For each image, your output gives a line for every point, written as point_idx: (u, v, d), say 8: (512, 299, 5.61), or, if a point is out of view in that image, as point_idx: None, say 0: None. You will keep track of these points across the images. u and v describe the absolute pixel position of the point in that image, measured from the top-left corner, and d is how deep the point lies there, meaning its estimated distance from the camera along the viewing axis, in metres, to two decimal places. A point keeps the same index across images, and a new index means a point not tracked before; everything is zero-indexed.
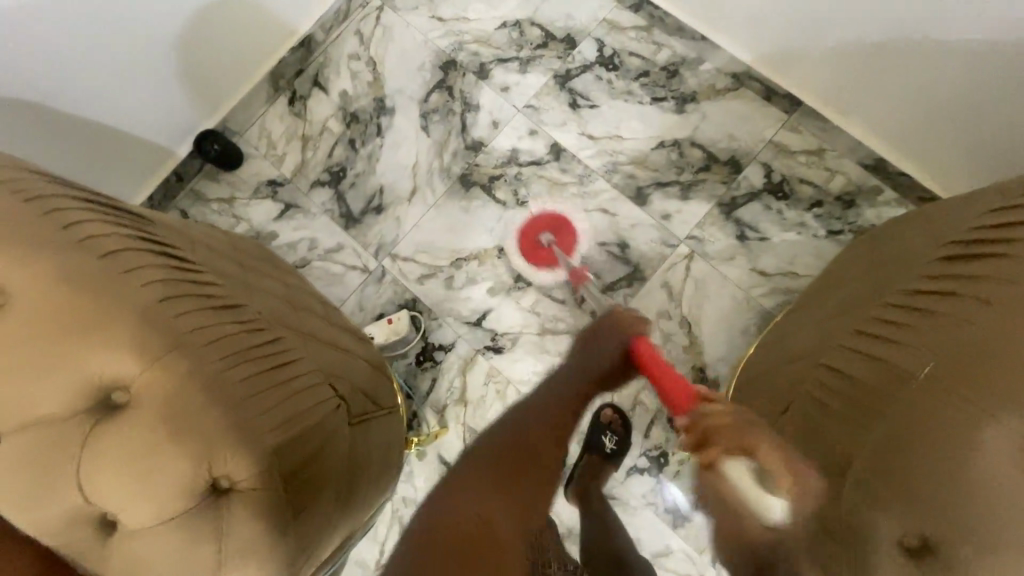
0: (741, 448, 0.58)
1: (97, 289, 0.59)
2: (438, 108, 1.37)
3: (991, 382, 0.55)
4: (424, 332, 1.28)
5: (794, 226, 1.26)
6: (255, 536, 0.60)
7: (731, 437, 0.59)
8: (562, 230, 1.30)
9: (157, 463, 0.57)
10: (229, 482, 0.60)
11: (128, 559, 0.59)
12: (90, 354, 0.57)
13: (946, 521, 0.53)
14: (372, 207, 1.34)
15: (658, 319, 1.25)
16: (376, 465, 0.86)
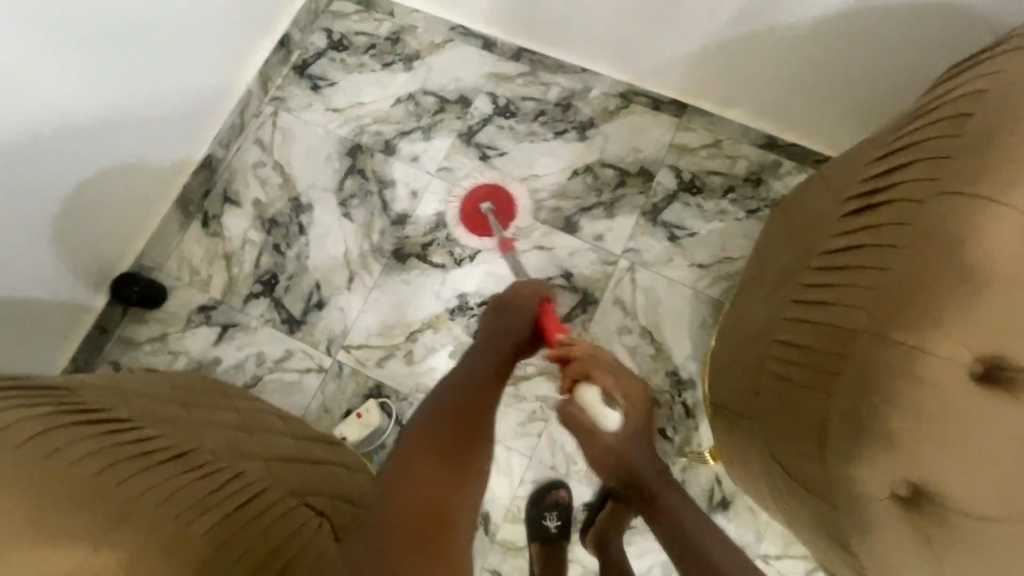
0: (584, 375, 0.74)
1: (23, 481, 0.54)
2: (355, 192, 1.38)
3: (919, 311, 0.52)
4: (398, 415, 1.24)
5: (716, 215, 1.32)
6: None
7: (577, 368, 0.75)
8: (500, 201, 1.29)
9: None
10: None
11: None
12: (29, 557, 0.51)
13: (930, 465, 0.50)
14: (313, 304, 1.31)
15: (620, 336, 1.26)
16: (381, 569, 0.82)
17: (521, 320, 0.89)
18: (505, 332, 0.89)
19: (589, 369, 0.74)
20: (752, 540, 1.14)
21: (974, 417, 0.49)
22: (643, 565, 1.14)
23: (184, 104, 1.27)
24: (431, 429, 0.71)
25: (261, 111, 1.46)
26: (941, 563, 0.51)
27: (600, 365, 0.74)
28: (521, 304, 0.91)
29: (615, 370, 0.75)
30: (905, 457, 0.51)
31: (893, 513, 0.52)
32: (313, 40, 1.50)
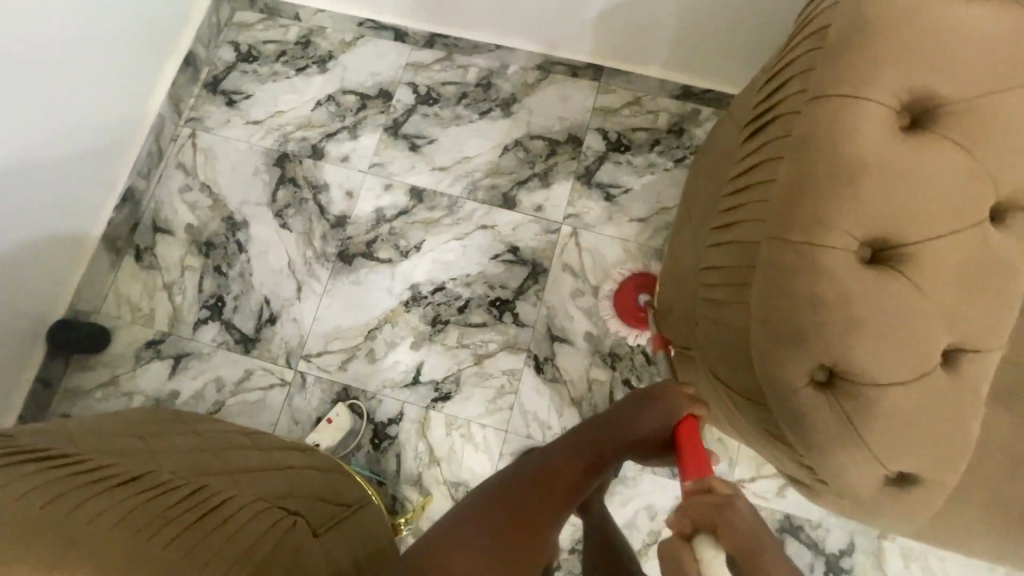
0: (709, 521, 0.62)
1: None
2: (289, 202, 1.36)
3: (806, 211, 0.55)
4: (369, 413, 1.24)
5: (646, 169, 1.37)
6: None
7: (700, 512, 0.63)
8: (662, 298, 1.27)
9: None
10: None
11: None
12: None
13: (837, 348, 0.53)
14: (265, 320, 1.29)
15: (575, 299, 1.29)
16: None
17: (651, 421, 0.82)
18: (630, 423, 0.82)
19: (713, 521, 0.61)
20: (725, 468, 1.20)
21: (865, 297, 0.52)
22: (629, 511, 1.18)
23: (94, 140, 1.21)
24: (501, 511, 0.75)
25: (178, 135, 1.42)
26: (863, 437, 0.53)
27: (736, 521, 0.60)
28: (660, 406, 0.82)
29: (750, 537, 0.59)
30: (813, 345, 0.53)
31: (816, 401, 0.54)
32: (220, 54, 1.46)
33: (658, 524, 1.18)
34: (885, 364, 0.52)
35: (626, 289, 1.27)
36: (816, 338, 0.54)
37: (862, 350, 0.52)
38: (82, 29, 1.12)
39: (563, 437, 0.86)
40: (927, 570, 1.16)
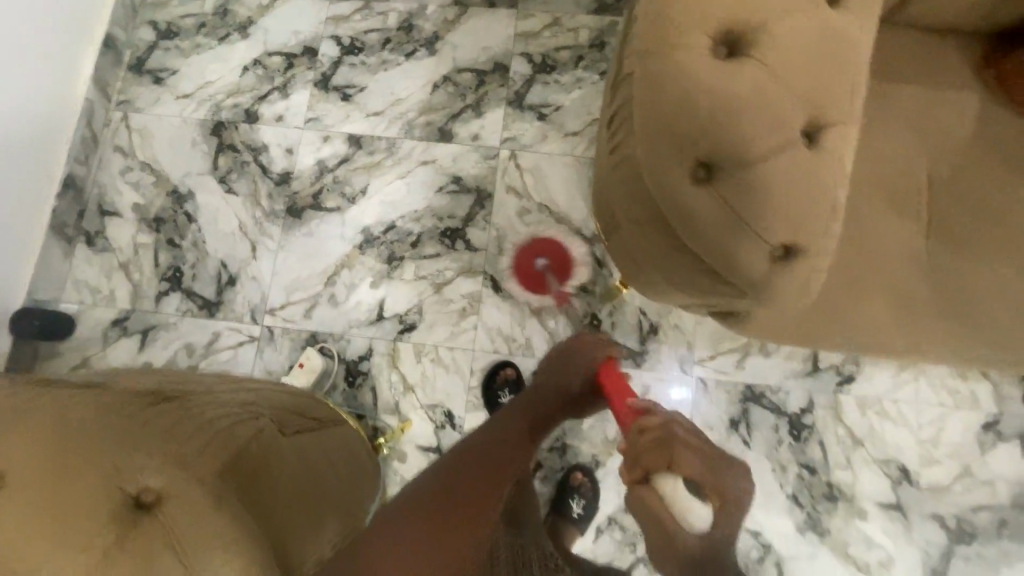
0: (667, 462, 0.71)
1: None
2: (231, 167, 1.38)
3: (664, 17, 0.57)
4: (339, 354, 1.28)
5: (574, 85, 1.40)
6: (210, 521, 0.55)
7: (654, 458, 0.72)
8: (559, 255, 1.33)
9: (71, 502, 0.50)
10: (152, 494, 0.53)
11: None
12: None
13: (703, 136, 0.56)
14: (225, 282, 1.32)
15: (521, 217, 1.34)
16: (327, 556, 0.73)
17: (577, 369, 1.03)
18: (560, 382, 1.02)
19: (670, 456, 0.72)
20: (685, 352, 1.26)
21: (721, 83, 0.55)
22: None
23: (24, 128, 1.20)
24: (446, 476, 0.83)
25: (111, 119, 1.42)
26: (739, 216, 0.57)
27: (685, 451, 0.72)
28: (581, 354, 1.05)
29: (701, 459, 0.72)
30: (680, 139, 0.57)
31: (694, 193, 0.58)
32: (140, 35, 1.46)
33: None
34: (752, 141, 0.55)
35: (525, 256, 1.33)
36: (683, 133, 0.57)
37: (729, 131, 0.55)
38: (22, 18, 1.16)
39: (496, 415, 1.00)
40: (882, 414, 1.23)
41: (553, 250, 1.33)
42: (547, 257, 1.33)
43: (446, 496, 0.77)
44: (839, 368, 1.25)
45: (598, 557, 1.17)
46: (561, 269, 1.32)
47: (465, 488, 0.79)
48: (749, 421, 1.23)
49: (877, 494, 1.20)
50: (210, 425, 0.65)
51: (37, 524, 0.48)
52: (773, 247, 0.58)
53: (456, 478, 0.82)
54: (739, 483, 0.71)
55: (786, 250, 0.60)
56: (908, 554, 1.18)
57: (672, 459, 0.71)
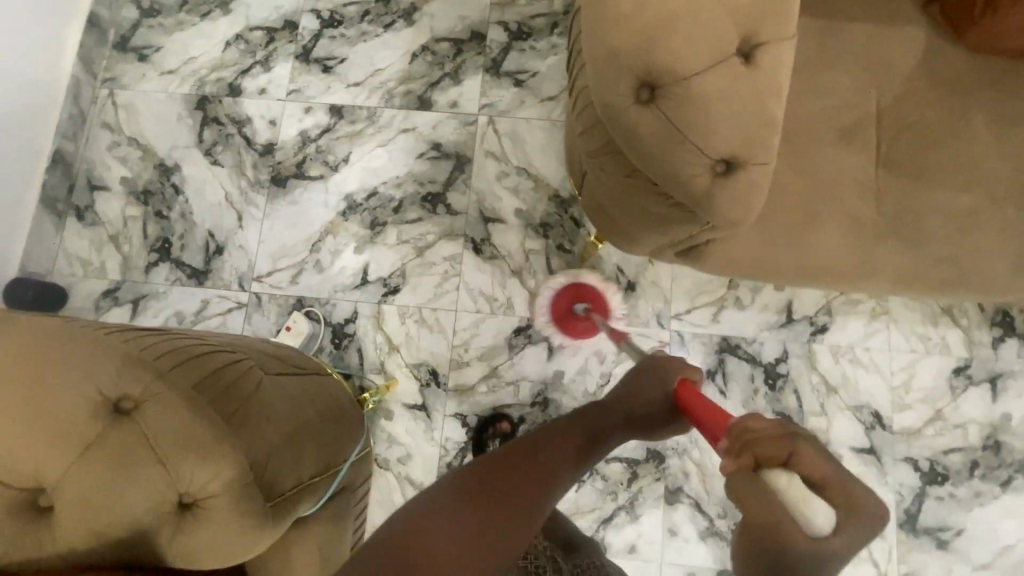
0: (786, 455, 0.50)
1: None
2: (216, 140, 1.41)
3: None
4: (325, 318, 1.31)
5: (549, 51, 1.43)
6: (189, 425, 0.58)
7: (769, 446, 0.52)
8: (597, 299, 1.26)
9: (49, 407, 0.54)
10: (131, 400, 0.57)
11: (80, 510, 0.54)
12: None
13: (641, 58, 0.60)
14: (212, 251, 1.36)
15: (501, 181, 1.37)
16: (310, 487, 0.74)
17: (656, 393, 0.93)
18: (635, 392, 0.94)
19: (794, 446, 0.51)
20: (662, 307, 1.29)
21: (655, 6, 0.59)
22: (580, 359, 1.28)
23: (7, 102, 1.23)
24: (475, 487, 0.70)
25: (97, 97, 1.45)
26: (682, 131, 0.61)
27: (812, 448, 0.51)
28: (660, 371, 0.95)
29: (829, 463, 0.50)
30: (620, 61, 0.60)
31: (637, 113, 0.62)
32: (124, 14, 1.49)
33: (608, 366, 1.27)
34: (686, 59, 0.59)
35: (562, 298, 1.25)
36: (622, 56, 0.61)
37: (664, 52, 0.59)
38: None
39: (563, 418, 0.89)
40: (855, 361, 1.26)
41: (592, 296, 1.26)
42: (585, 302, 1.25)
43: (496, 501, 0.70)
44: (813, 319, 1.28)
45: (581, 505, 1.21)
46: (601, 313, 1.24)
47: (498, 491, 0.71)
48: (726, 372, 1.26)
49: (851, 439, 1.23)
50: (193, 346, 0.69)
51: (18, 423, 0.53)
52: (715, 160, 0.61)
53: (507, 483, 0.73)
54: (879, 516, 0.48)
55: (727, 165, 0.63)
56: (882, 496, 1.21)
57: (795, 455, 0.50)
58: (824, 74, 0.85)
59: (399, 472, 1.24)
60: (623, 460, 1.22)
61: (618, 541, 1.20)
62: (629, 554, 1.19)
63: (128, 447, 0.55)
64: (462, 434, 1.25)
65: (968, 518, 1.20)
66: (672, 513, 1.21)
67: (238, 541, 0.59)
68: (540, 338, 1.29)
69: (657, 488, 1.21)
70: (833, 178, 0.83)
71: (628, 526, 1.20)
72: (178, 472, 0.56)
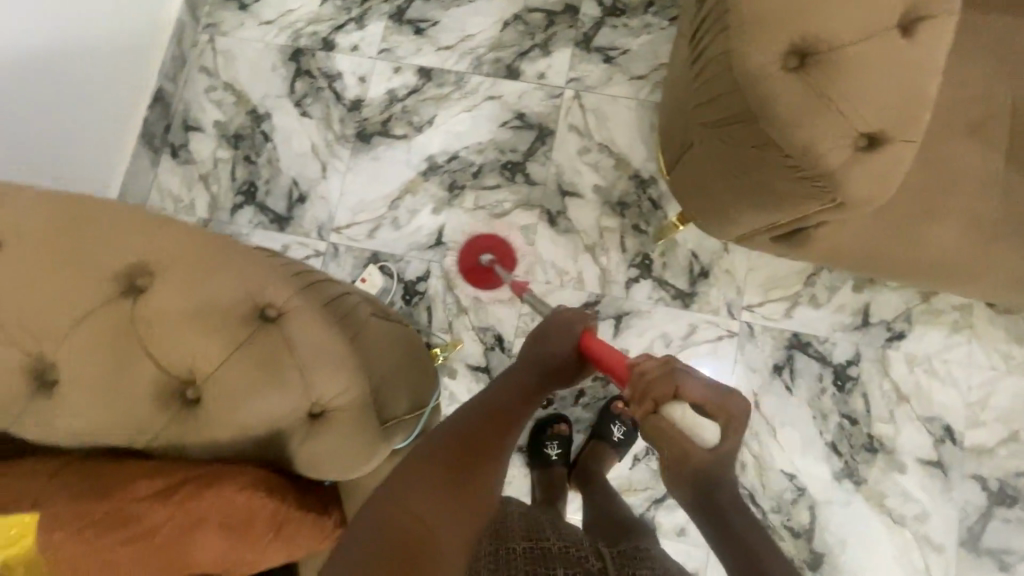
0: (673, 389, 0.70)
1: (88, 207, 0.63)
2: (307, 92, 1.45)
3: None
4: (399, 274, 1.34)
5: (642, 30, 1.40)
6: (323, 339, 0.62)
7: (661, 385, 0.70)
8: (501, 250, 1.33)
9: (208, 308, 0.60)
10: (276, 310, 0.62)
11: (223, 404, 0.58)
12: (105, 246, 0.60)
13: (800, 24, 0.59)
14: (295, 199, 1.40)
15: (581, 156, 1.37)
16: (403, 421, 0.76)
17: (563, 342, 0.88)
18: (550, 350, 0.88)
19: (676, 383, 0.70)
20: (734, 296, 1.28)
21: None
22: (645, 340, 1.28)
23: (121, 34, 1.27)
24: (430, 459, 0.71)
25: (198, 41, 1.50)
26: (832, 100, 0.59)
27: (690, 377, 0.70)
28: (568, 324, 0.90)
29: (709, 387, 0.69)
30: (774, 26, 0.60)
31: (786, 77, 0.60)
32: None
33: (673, 350, 1.27)
34: (839, 31, 0.59)
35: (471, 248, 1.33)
36: (778, 19, 0.60)
37: (821, 23, 0.59)
38: None
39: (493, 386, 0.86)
40: (930, 372, 1.23)
41: (495, 246, 1.33)
42: (490, 254, 1.33)
43: (441, 470, 0.69)
44: (890, 325, 1.25)
45: (633, 483, 1.22)
46: (505, 263, 1.32)
47: (447, 458, 0.71)
48: (794, 368, 1.25)
49: (918, 450, 1.20)
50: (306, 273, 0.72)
51: (183, 316, 0.59)
52: (859, 134, 0.60)
53: (445, 453, 0.72)
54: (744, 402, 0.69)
55: (870, 141, 0.62)
56: (946, 511, 1.18)
57: (676, 384, 0.70)
58: (955, 67, 0.83)
59: None
60: None
61: (668, 522, 1.20)
62: (679, 536, 1.19)
63: (269, 352, 0.59)
64: None
65: None
66: None
67: (354, 453, 0.63)
68: (607, 314, 1.29)
69: None
70: (957, 174, 0.80)
71: (680, 509, 1.20)
72: (312, 382, 0.60)
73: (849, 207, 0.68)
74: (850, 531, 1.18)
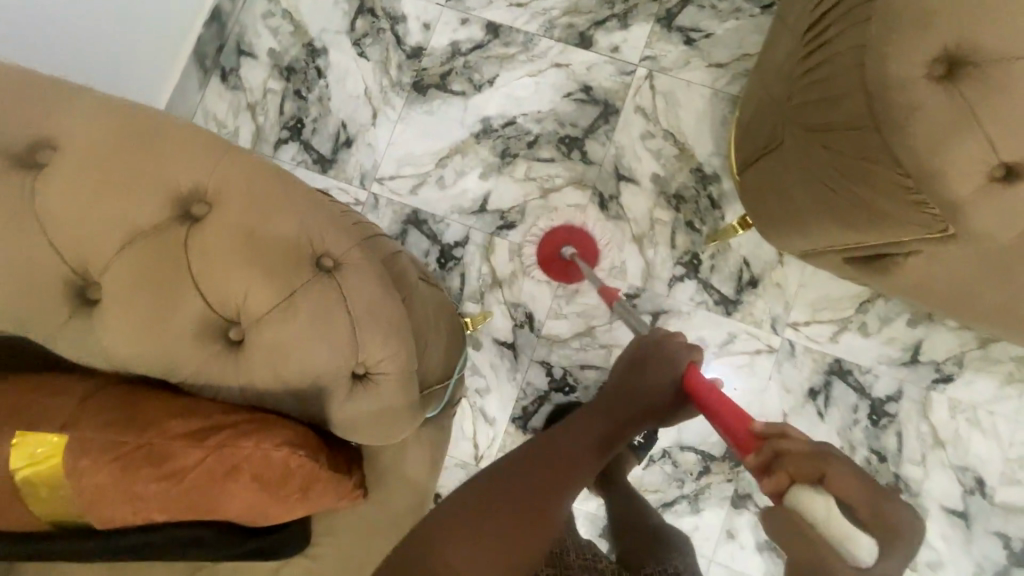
0: (815, 473, 0.58)
1: (149, 121, 0.60)
2: (367, 32, 1.38)
3: None
4: (437, 236, 1.30)
5: (730, 14, 1.30)
6: (379, 300, 0.58)
7: (804, 466, 0.59)
8: (580, 241, 1.25)
9: (265, 249, 0.56)
10: (332, 261, 0.58)
11: (265, 350, 0.55)
12: (163, 166, 0.57)
13: (958, 34, 0.54)
14: (341, 142, 1.35)
15: (644, 141, 1.29)
16: (435, 392, 0.73)
17: (657, 381, 0.89)
18: (639, 383, 0.90)
19: (822, 467, 0.58)
20: (780, 312, 1.22)
21: None
22: None
23: None
24: (502, 473, 0.78)
25: None
26: (979, 118, 0.54)
27: (841, 465, 0.58)
28: (664, 361, 0.90)
29: (863, 484, 0.56)
30: (926, 32, 0.55)
31: (926, 90, 0.56)
32: None
33: (706, 356, 1.22)
34: (1011, 38, 0.53)
35: (547, 244, 1.25)
36: (935, 25, 0.55)
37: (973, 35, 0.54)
38: None
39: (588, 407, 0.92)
40: (973, 422, 1.17)
41: (577, 238, 1.25)
42: (572, 246, 1.24)
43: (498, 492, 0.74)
44: (939, 365, 1.18)
45: (644, 484, 1.19)
46: (587, 255, 1.24)
47: (508, 488, 0.75)
48: (830, 395, 1.20)
49: (944, 497, 1.16)
50: (358, 226, 0.68)
51: (237, 252, 0.56)
52: (998, 166, 0.55)
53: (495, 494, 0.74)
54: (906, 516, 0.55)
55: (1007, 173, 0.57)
56: (961, 563, 1.14)
57: (820, 468, 0.58)
58: None
59: (474, 404, 1.24)
60: (698, 453, 1.19)
61: (674, 528, 1.18)
62: None
63: (321, 302, 0.55)
64: (544, 383, 1.24)
65: None
66: (734, 517, 1.17)
67: (390, 422, 0.60)
68: (644, 310, 1.24)
69: (726, 489, 1.18)
70: None
71: (688, 516, 1.18)
72: (362, 342, 0.56)
73: (959, 240, 0.63)
74: None
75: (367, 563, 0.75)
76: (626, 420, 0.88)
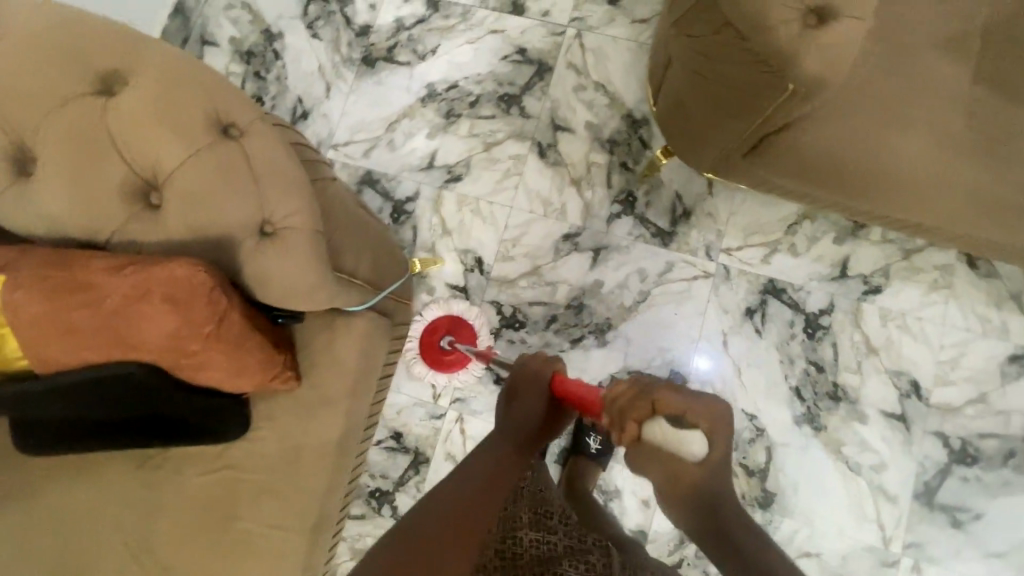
0: (648, 406, 0.67)
1: (74, 14, 0.70)
2: (319, 15, 1.49)
3: None
4: (389, 193, 1.39)
5: None
6: (277, 161, 0.70)
7: (637, 409, 0.67)
8: (459, 328, 1.26)
9: (179, 115, 0.67)
10: (237, 129, 0.71)
11: (179, 198, 0.67)
12: (88, 50, 0.68)
13: None
14: (298, 115, 1.45)
15: (577, 93, 1.39)
16: (358, 283, 0.80)
17: (530, 407, 0.86)
18: (517, 415, 0.86)
19: (652, 401, 0.67)
20: (713, 239, 1.29)
21: None
22: (622, 273, 1.30)
23: None
24: (414, 528, 0.74)
25: None
26: None
27: (660, 390, 0.67)
28: (534, 381, 0.86)
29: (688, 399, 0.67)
30: None
31: None
32: None
33: (647, 285, 1.29)
34: None
35: (427, 338, 1.26)
36: None
37: None
38: None
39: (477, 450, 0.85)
40: (904, 327, 1.23)
41: (457, 325, 1.27)
42: (450, 334, 1.25)
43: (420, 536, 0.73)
44: (867, 278, 1.25)
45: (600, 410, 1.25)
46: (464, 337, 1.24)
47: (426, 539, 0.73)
48: (766, 313, 1.26)
49: (882, 402, 1.21)
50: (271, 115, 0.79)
51: (151, 116, 0.67)
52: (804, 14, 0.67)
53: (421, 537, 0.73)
54: (715, 400, 0.68)
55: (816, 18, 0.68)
56: (903, 464, 1.18)
57: (649, 404, 0.67)
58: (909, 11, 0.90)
59: None
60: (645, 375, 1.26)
61: None
62: None
63: (225, 158, 0.68)
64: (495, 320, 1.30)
65: (990, 504, 1.16)
66: None
67: (300, 275, 0.70)
68: (586, 247, 1.32)
69: None
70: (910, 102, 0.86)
71: None
72: (265, 195, 0.69)
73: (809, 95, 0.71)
74: (804, 474, 1.19)
75: (306, 444, 0.81)
76: (517, 446, 0.85)
